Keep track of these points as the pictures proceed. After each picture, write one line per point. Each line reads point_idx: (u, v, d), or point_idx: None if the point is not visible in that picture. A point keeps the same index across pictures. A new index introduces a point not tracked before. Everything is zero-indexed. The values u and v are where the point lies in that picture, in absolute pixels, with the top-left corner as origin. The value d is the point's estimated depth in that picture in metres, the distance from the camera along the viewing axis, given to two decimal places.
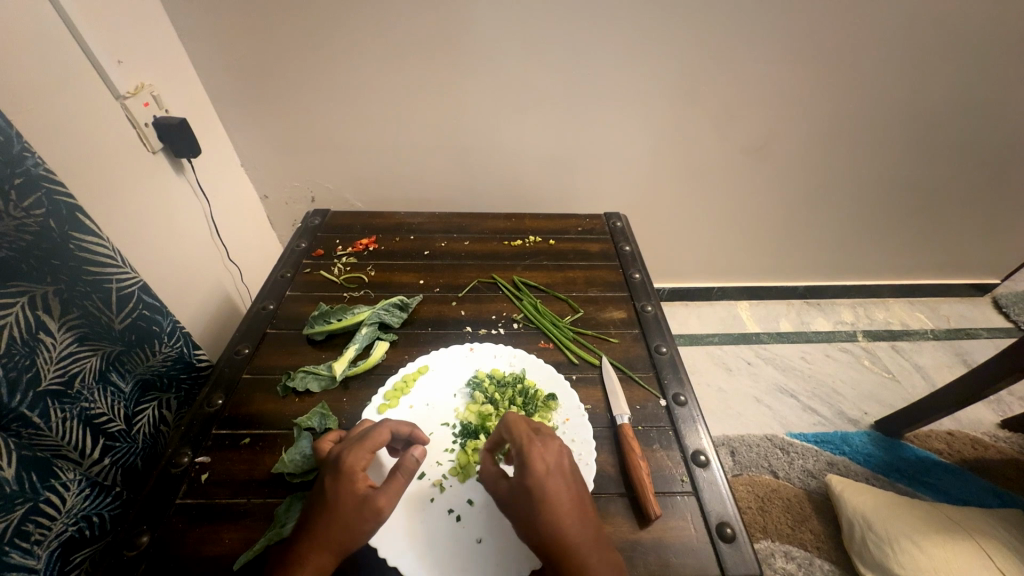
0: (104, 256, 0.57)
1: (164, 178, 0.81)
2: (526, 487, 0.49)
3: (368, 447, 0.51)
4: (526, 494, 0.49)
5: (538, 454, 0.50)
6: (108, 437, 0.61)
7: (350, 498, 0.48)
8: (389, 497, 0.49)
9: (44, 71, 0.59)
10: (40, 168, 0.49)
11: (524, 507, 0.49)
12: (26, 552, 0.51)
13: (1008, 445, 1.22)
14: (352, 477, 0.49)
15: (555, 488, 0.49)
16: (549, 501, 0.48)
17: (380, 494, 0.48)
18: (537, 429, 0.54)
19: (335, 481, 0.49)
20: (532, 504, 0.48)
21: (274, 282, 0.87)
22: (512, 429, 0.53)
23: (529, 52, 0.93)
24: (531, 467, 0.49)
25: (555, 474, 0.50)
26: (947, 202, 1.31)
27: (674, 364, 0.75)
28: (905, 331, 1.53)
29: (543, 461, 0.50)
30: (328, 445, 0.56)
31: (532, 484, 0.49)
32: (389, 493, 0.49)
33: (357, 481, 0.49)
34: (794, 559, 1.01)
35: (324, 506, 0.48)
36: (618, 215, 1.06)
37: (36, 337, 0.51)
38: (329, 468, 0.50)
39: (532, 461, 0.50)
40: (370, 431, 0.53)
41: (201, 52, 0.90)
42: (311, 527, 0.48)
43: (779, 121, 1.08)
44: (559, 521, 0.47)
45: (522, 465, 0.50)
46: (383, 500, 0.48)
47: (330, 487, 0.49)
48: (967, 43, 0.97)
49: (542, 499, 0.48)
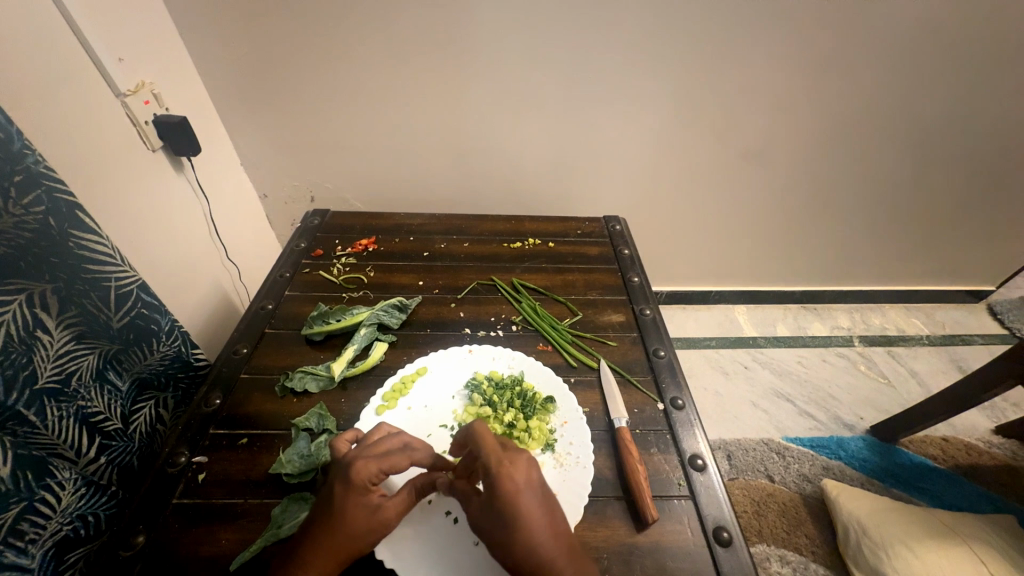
0: (103, 254, 0.57)
1: (163, 177, 0.81)
2: (497, 504, 0.47)
3: (383, 463, 0.50)
4: (496, 513, 0.47)
5: (508, 471, 0.49)
6: (104, 436, 0.60)
7: (359, 507, 0.48)
8: (398, 508, 0.50)
9: (45, 68, 0.59)
10: (41, 166, 0.49)
11: (495, 525, 0.47)
12: (20, 551, 0.51)
13: (1002, 451, 1.23)
14: (364, 487, 0.49)
15: (529, 507, 0.47)
16: (521, 519, 0.46)
17: (389, 506, 0.50)
18: (509, 446, 0.52)
19: (347, 491, 0.48)
20: (503, 522, 0.47)
21: (273, 281, 0.87)
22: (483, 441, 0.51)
23: (530, 55, 0.93)
24: (501, 485, 0.48)
25: (525, 491, 0.48)
26: (943, 209, 1.32)
27: (672, 368, 0.75)
28: (902, 337, 1.54)
29: (514, 478, 0.48)
30: (343, 446, 0.55)
31: (501, 502, 0.47)
32: (399, 506, 0.50)
33: (370, 492, 0.49)
34: (790, 563, 1.01)
35: (331, 512, 0.48)
36: (617, 218, 1.07)
37: (34, 335, 0.51)
38: (340, 477, 0.49)
39: (503, 478, 0.48)
40: (388, 445, 0.52)
41: (202, 50, 0.90)
42: (314, 531, 0.47)
43: (778, 126, 1.09)
44: (531, 541, 0.46)
45: (490, 483, 0.48)
46: (392, 513, 0.50)
47: (339, 495, 0.48)
48: (963, 52, 0.98)
49: (513, 517, 0.46)
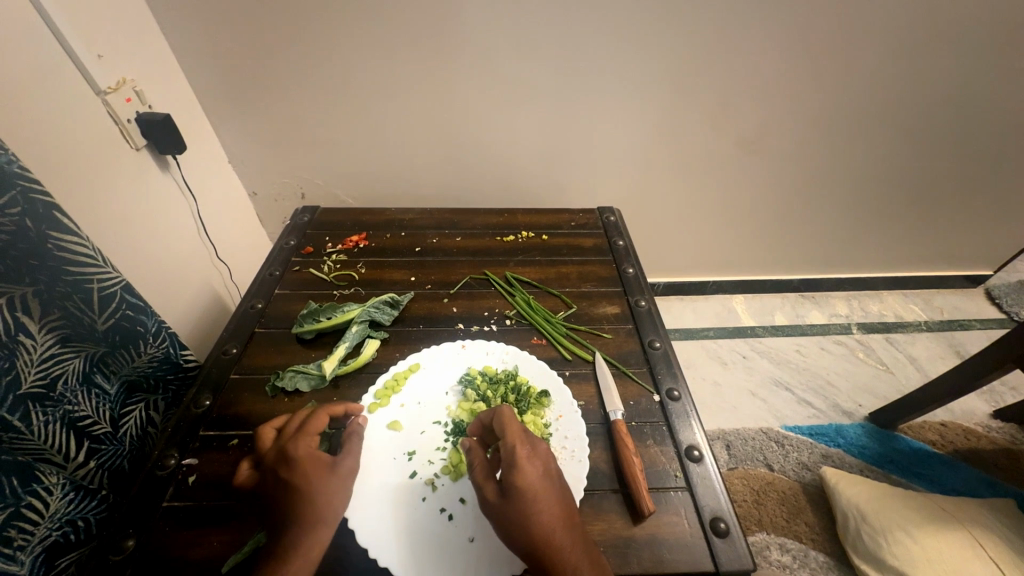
0: (86, 256, 0.56)
1: (148, 177, 0.80)
2: (515, 490, 0.49)
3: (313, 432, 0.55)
4: (509, 496, 0.49)
5: (526, 457, 0.51)
6: (93, 439, 0.60)
7: (320, 476, 0.52)
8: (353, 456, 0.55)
9: (19, 65, 0.58)
10: (14, 167, 0.48)
11: (511, 511, 0.48)
12: (8, 558, 0.50)
13: (1001, 435, 1.23)
14: (309, 458, 0.53)
15: (542, 493, 0.49)
16: (536, 504, 0.48)
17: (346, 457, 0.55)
18: (525, 431, 0.54)
19: (291, 469, 0.52)
20: (521, 508, 0.48)
21: (263, 280, 0.86)
22: (506, 428, 0.53)
23: (519, 44, 0.91)
24: (519, 470, 0.50)
25: (542, 477, 0.50)
26: (941, 193, 1.31)
27: (668, 359, 0.74)
28: (899, 322, 1.53)
29: (530, 463, 0.50)
30: (271, 433, 0.58)
31: (517, 488, 0.49)
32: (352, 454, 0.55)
33: (319, 459, 0.53)
34: (789, 551, 1.01)
35: (296, 494, 0.50)
36: (612, 209, 1.06)
37: (15, 339, 0.50)
38: (282, 462, 0.52)
39: (521, 464, 0.50)
40: (306, 422, 0.57)
41: (186, 48, 0.88)
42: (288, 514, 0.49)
43: (773, 113, 1.08)
44: (548, 524, 0.47)
45: (509, 469, 0.50)
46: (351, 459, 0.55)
47: (292, 479, 0.51)
48: (958, 35, 0.97)
49: (527, 501, 0.48)
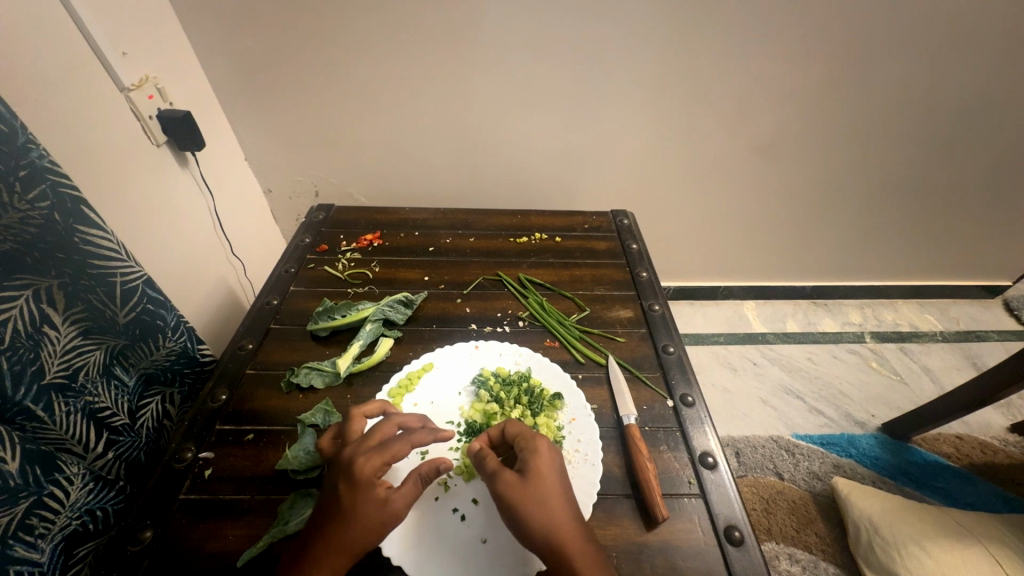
0: (109, 250, 0.56)
1: (169, 173, 0.81)
2: (535, 474, 0.49)
3: (385, 455, 0.50)
4: (530, 481, 0.48)
5: (544, 444, 0.51)
6: (112, 430, 0.60)
7: (366, 506, 0.47)
8: (406, 501, 0.49)
9: (47, 62, 0.59)
10: (46, 161, 0.49)
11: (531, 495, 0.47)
12: (29, 546, 0.51)
13: (1017, 450, 1.21)
14: (369, 483, 0.48)
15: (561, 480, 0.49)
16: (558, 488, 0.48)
17: (396, 498, 0.48)
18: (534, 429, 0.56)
19: (351, 487, 0.48)
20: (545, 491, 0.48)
21: (278, 276, 0.87)
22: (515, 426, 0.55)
23: (535, 46, 0.92)
24: (538, 455, 0.50)
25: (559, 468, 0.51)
26: (959, 202, 1.29)
27: (682, 365, 0.74)
28: (914, 332, 1.51)
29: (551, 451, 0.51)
30: (361, 421, 0.56)
31: (542, 461, 0.50)
32: (407, 498, 0.49)
33: (373, 488, 0.48)
34: (798, 561, 1.00)
35: (336, 514, 0.47)
36: (625, 212, 1.05)
37: (40, 330, 0.51)
38: (344, 476, 0.48)
39: (542, 449, 0.51)
40: (392, 440, 0.51)
41: (206, 46, 0.89)
42: (324, 533, 0.47)
43: (789, 118, 1.07)
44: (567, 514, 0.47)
45: (531, 453, 0.50)
46: (401, 504, 0.48)
47: (344, 499, 0.47)
48: (981, 42, 0.96)
49: (548, 483, 0.48)
